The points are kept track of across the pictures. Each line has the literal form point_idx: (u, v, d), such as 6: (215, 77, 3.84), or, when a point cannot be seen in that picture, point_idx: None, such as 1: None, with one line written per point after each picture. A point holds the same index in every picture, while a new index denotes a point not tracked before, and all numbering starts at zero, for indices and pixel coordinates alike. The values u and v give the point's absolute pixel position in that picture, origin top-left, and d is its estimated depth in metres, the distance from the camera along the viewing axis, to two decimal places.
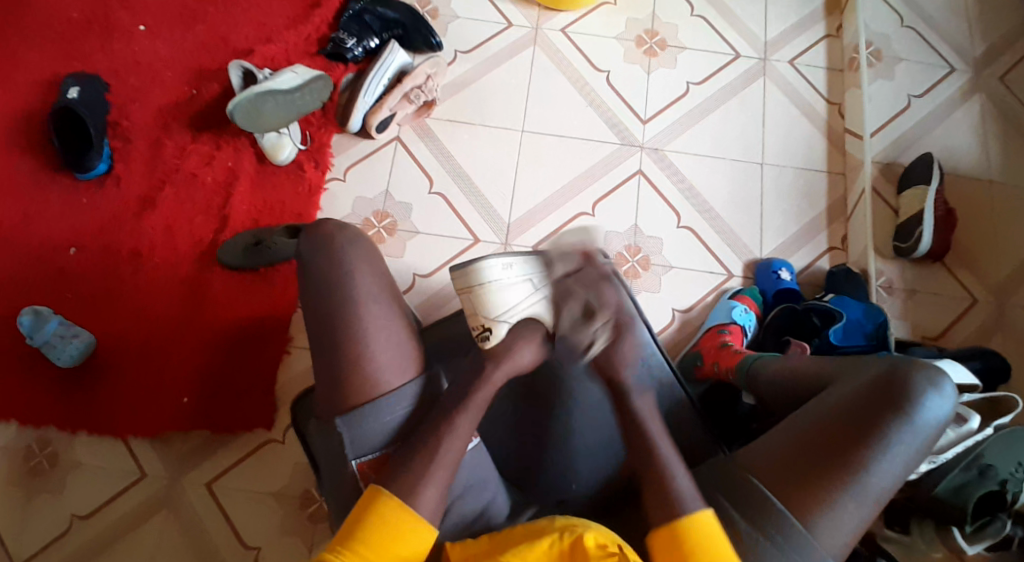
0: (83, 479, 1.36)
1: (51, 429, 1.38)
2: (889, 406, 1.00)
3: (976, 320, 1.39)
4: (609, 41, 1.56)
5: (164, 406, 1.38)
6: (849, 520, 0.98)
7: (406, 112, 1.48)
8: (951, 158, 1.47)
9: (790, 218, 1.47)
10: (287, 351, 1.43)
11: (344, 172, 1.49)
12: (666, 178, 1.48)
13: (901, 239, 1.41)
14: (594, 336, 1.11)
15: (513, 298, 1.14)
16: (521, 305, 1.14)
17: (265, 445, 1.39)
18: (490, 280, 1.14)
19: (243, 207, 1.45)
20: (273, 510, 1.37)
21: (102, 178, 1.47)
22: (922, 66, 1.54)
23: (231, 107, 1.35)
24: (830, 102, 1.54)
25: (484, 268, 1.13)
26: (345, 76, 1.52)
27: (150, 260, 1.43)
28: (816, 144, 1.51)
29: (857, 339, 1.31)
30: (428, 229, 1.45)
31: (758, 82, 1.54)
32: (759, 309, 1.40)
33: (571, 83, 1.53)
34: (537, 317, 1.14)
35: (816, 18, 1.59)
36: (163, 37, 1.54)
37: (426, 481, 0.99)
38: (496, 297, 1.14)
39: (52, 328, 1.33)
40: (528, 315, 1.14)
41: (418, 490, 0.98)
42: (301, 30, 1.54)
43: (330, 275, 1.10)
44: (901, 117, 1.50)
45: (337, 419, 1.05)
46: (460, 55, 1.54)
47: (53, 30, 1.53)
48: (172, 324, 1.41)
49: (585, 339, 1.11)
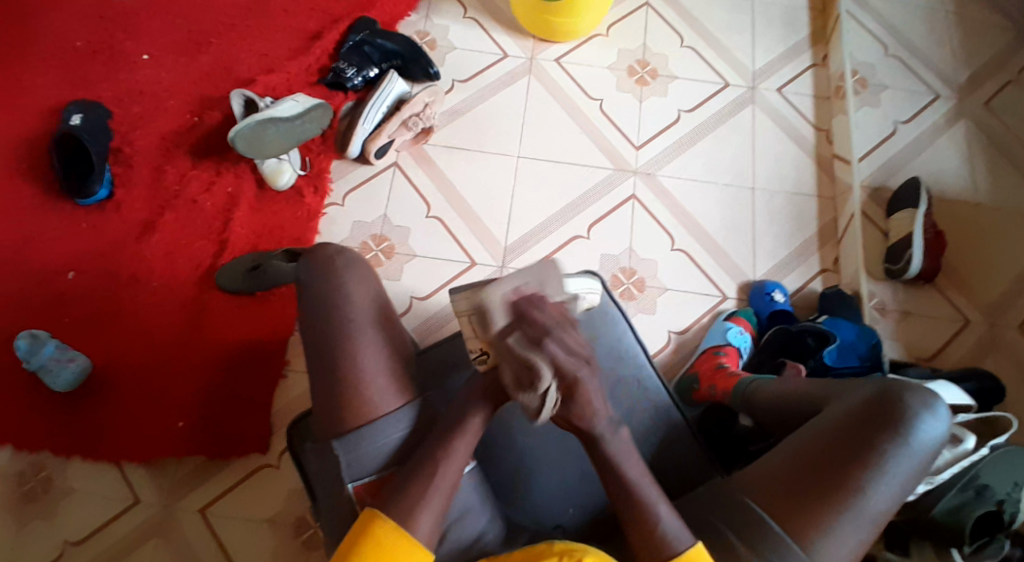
0: (75, 505, 1.34)
1: (44, 455, 1.36)
2: (884, 428, 1.00)
3: (967, 341, 1.40)
4: (602, 70, 1.60)
5: (159, 431, 1.37)
6: (846, 543, 0.98)
7: (404, 139, 1.51)
8: (937, 182, 1.50)
9: (782, 241, 1.49)
10: (284, 374, 1.43)
11: (343, 198, 1.51)
12: (660, 203, 1.51)
13: (892, 261, 1.43)
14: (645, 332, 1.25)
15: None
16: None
17: (260, 470, 1.38)
18: (497, 304, 1.05)
19: (243, 231, 1.47)
20: (268, 537, 1.35)
21: (103, 203, 1.48)
22: (906, 94, 1.58)
23: (233, 135, 1.39)
24: (819, 128, 1.58)
25: (494, 290, 1.05)
26: (344, 105, 1.55)
27: (148, 284, 1.44)
28: (806, 170, 1.54)
29: (851, 360, 1.32)
30: (425, 253, 1.47)
31: (748, 110, 1.58)
32: (754, 330, 1.42)
33: (566, 110, 1.57)
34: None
35: (802, 49, 1.64)
36: (166, 67, 1.57)
37: (425, 499, 0.99)
38: (502, 323, 1.07)
39: (49, 352, 1.33)
40: None
41: (418, 507, 0.98)
42: (301, 60, 1.57)
43: (329, 294, 1.11)
44: (887, 143, 1.54)
45: (335, 441, 1.05)
46: (458, 84, 1.58)
47: (59, 60, 1.56)
48: (170, 348, 1.41)
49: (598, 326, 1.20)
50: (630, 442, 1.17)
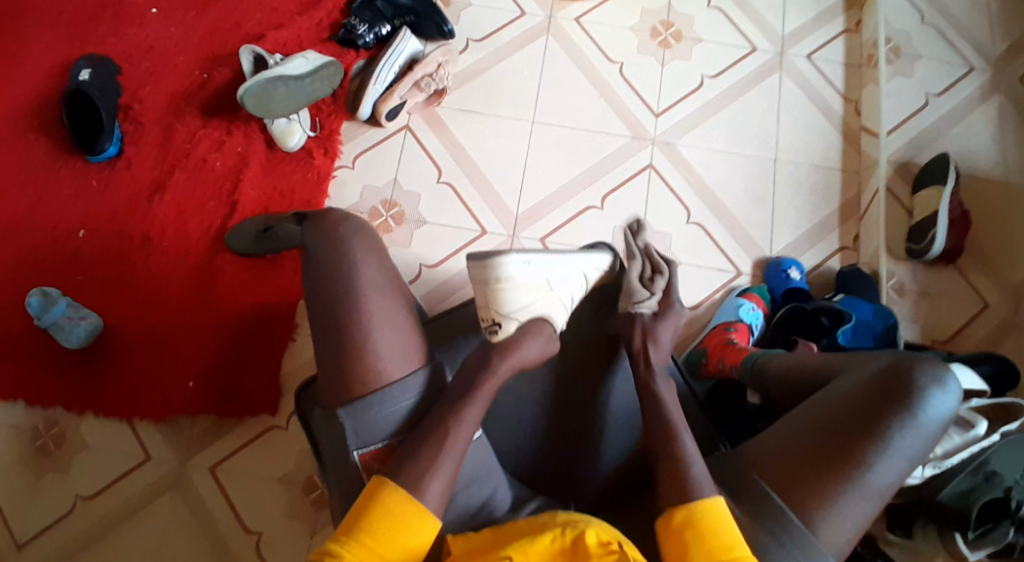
0: (88, 461, 1.38)
1: (59, 410, 1.39)
2: (891, 401, 0.99)
3: (987, 324, 1.37)
4: (624, 32, 1.54)
5: (172, 389, 1.39)
6: (850, 517, 0.97)
7: (416, 101, 1.48)
8: (968, 158, 1.44)
9: (802, 215, 1.45)
10: (293, 338, 1.44)
11: (354, 160, 1.48)
12: (677, 172, 1.47)
13: (914, 239, 1.39)
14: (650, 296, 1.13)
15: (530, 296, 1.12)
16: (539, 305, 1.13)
17: (271, 430, 1.40)
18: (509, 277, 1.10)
19: (252, 193, 1.45)
20: (278, 495, 1.38)
21: (113, 162, 1.47)
22: (942, 64, 1.50)
23: (241, 92, 1.36)
24: (848, 98, 1.51)
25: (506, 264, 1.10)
26: (355, 63, 1.50)
27: (159, 245, 1.44)
28: (832, 141, 1.49)
29: (867, 340, 1.29)
30: (435, 219, 1.45)
31: (774, 77, 1.52)
32: (768, 307, 1.39)
33: (584, 74, 1.51)
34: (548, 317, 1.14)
35: (835, 13, 1.56)
36: (174, 21, 1.53)
37: (430, 472, 0.99)
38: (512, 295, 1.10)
39: (60, 311, 1.33)
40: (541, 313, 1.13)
41: (418, 484, 0.98)
42: (312, 15, 1.53)
43: (334, 265, 1.09)
44: (919, 115, 1.47)
45: (342, 408, 1.05)
46: (472, 43, 1.53)
47: (66, 12, 1.53)
48: (179, 309, 1.42)
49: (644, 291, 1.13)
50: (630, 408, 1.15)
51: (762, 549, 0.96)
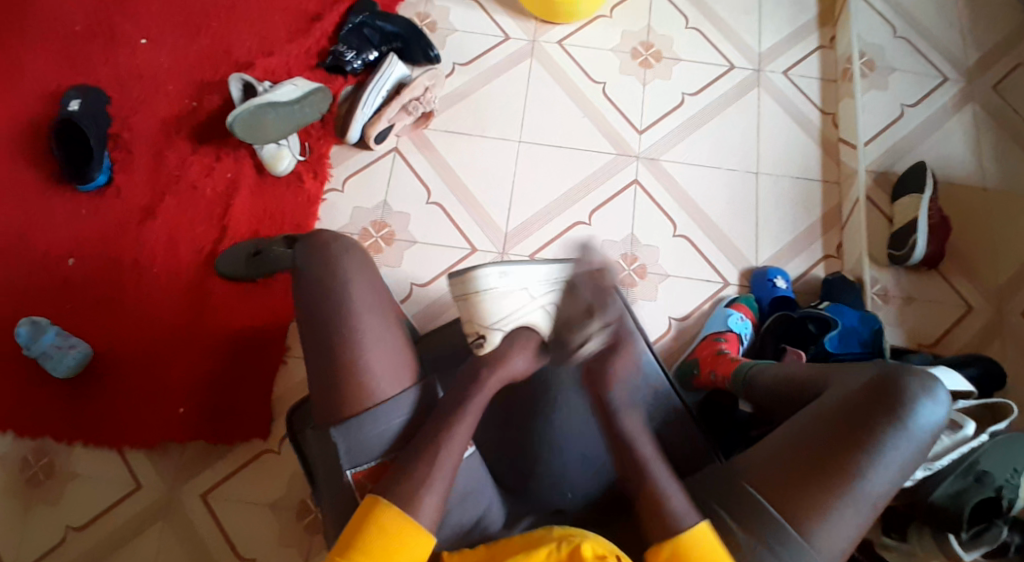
0: (78, 491, 1.36)
1: (49, 440, 1.38)
2: (882, 412, 1.00)
3: (971, 327, 1.39)
4: (606, 53, 1.58)
5: (163, 415, 1.38)
6: (845, 527, 0.98)
7: (404, 124, 1.50)
8: (944, 167, 1.48)
9: (785, 227, 1.48)
10: (285, 360, 1.44)
11: (343, 183, 1.50)
12: (662, 187, 1.49)
13: (895, 246, 1.42)
14: (589, 337, 1.08)
15: (509, 307, 1.12)
16: (517, 312, 1.12)
17: (263, 454, 1.39)
18: (486, 289, 1.13)
19: (243, 217, 1.46)
20: (271, 521, 1.36)
21: (103, 189, 1.48)
22: (914, 77, 1.55)
23: (230, 120, 1.38)
24: (825, 112, 1.55)
25: (481, 277, 1.13)
26: (344, 88, 1.53)
27: (149, 270, 1.44)
28: (811, 153, 1.52)
29: (854, 345, 1.31)
30: (425, 239, 1.46)
31: (753, 93, 1.56)
32: (756, 317, 1.41)
33: (568, 94, 1.55)
34: (533, 326, 1.12)
35: (809, 30, 1.61)
36: (164, 50, 1.56)
37: (425, 482, 0.99)
38: (491, 305, 1.13)
39: (49, 340, 1.34)
40: (526, 323, 1.12)
41: (416, 493, 0.98)
42: (300, 42, 1.56)
43: (326, 283, 1.10)
44: (894, 127, 1.52)
45: (333, 428, 1.05)
46: (458, 67, 1.56)
47: (57, 44, 1.55)
48: (169, 336, 1.42)
49: (579, 339, 1.08)
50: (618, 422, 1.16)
51: (757, 561, 0.97)
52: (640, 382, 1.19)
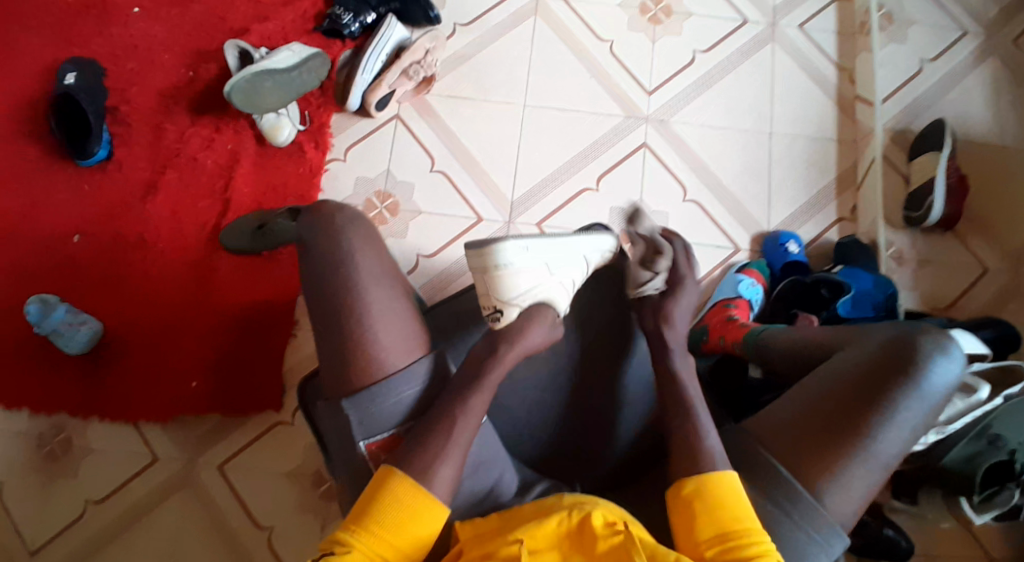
0: (98, 465, 1.39)
1: (65, 416, 1.40)
2: (897, 369, 1.00)
3: (987, 290, 1.37)
4: (613, 9, 1.52)
5: (176, 390, 1.40)
6: (856, 487, 0.98)
7: (405, 89, 1.46)
8: (964, 124, 1.43)
9: (799, 189, 1.44)
10: (295, 333, 1.44)
11: (345, 152, 1.47)
12: (671, 149, 1.46)
13: (912, 207, 1.39)
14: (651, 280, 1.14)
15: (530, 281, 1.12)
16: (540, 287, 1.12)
17: (275, 426, 1.41)
18: (506, 264, 1.10)
19: (246, 190, 1.45)
20: (288, 489, 1.39)
21: (104, 164, 1.46)
22: (935, 28, 1.49)
23: (228, 88, 1.35)
24: (841, 67, 1.49)
25: (501, 251, 1.10)
26: (342, 54, 1.49)
27: (154, 246, 1.44)
28: (826, 112, 1.47)
29: (868, 310, 1.30)
30: (431, 208, 1.44)
31: (767, 48, 1.50)
32: (767, 282, 1.39)
33: (574, 54, 1.49)
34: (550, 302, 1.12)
35: None
36: (158, 18, 1.52)
37: (433, 470, 0.99)
38: (510, 281, 1.10)
39: (60, 316, 1.34)
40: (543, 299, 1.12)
41: (425, 480, 0.98)
42: (297, 6, 1.51)
43: (331, 262, 1.09)
44: (913, 82, 1.46)
45: (345, 399, 1.04)
46: (459, 28, 1.51)
47: (48, 14, 1.52)
48: (178, 311, 1.42)
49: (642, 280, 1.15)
50: (634, 387, 1.16)
51: (770, 522, 0.97)
52: (650, 355, 1.19)
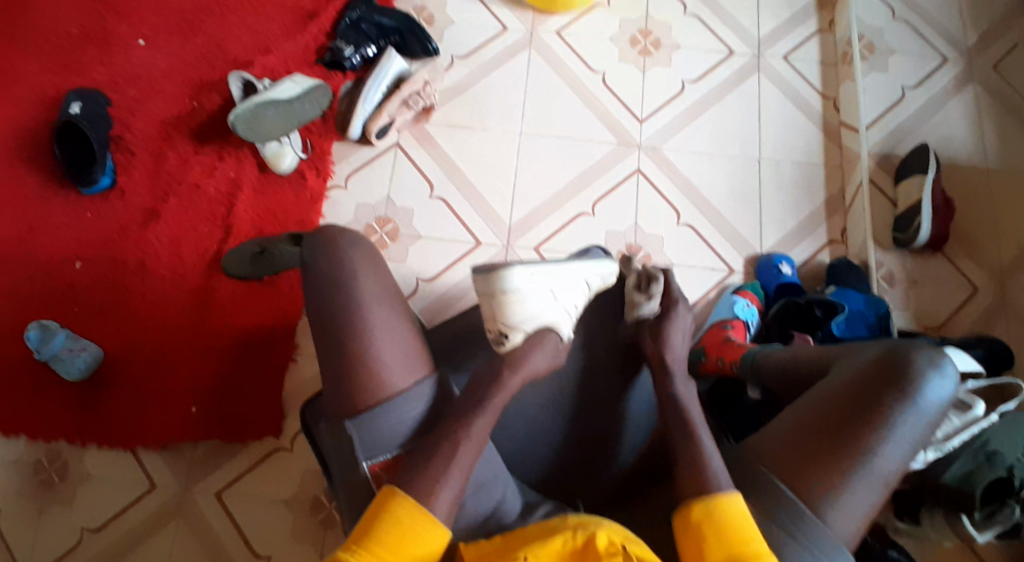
0: (93, 493, 1.37)
1: (62, 442, 1.39)
2: (890, 387, 1.00)
3: (978, 308, 1.39)
4: (604, 42, 1.58)
5: (175, 415, 1.40)
6: (857, 505, 0.98)
7: (405, 118, 1.51)
8: (947, 148, 1.48)
9: (789, 212, 1.48)
10: (294, 358, 1.45)
11: (346, 180, 1.50)
12: (664, 175, 1.49)
13: (899, 230, 1.42)
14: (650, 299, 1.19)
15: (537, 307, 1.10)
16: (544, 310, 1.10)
17: (275, 452, 1.40)
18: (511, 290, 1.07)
19: (246, 216, 1.47)
20: (285, 516, 1.37)
21: (106, 192, 1.48)
22: (915, 58, 1.55)
23: (234, 117, 1.37)
24: (825, 96, 1.55)
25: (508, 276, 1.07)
26: (343, 85, 1.53)
27: (155, 272, 1.45)
28: (812, 138, 1.52)
29: (861, 329, 1.32)
30: (430, 233, 1.46)
31: (753, 78, 1.55)
32: (762, 303, 1.41)
33: (568, 85, 1.54)
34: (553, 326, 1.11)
35: (808, 14, 1.60)
36: (163, 50, 1.56)
37: (437, 480, 0.98)
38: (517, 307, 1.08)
39: (60, 343, 1.35)
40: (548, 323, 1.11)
41: (428, 490, 0.98)
42: (299, 40, 1.56)
43: (336, 283, 1.07)
44: (895, 109, 1.51)
45: (348, 419, 1.04)
46: (457, 60, 1.56)
47: (55, 47, 1.56)
48: (178, 337, 1.42)
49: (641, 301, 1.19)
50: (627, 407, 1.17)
51: (776, 544, 0.96)
52: None
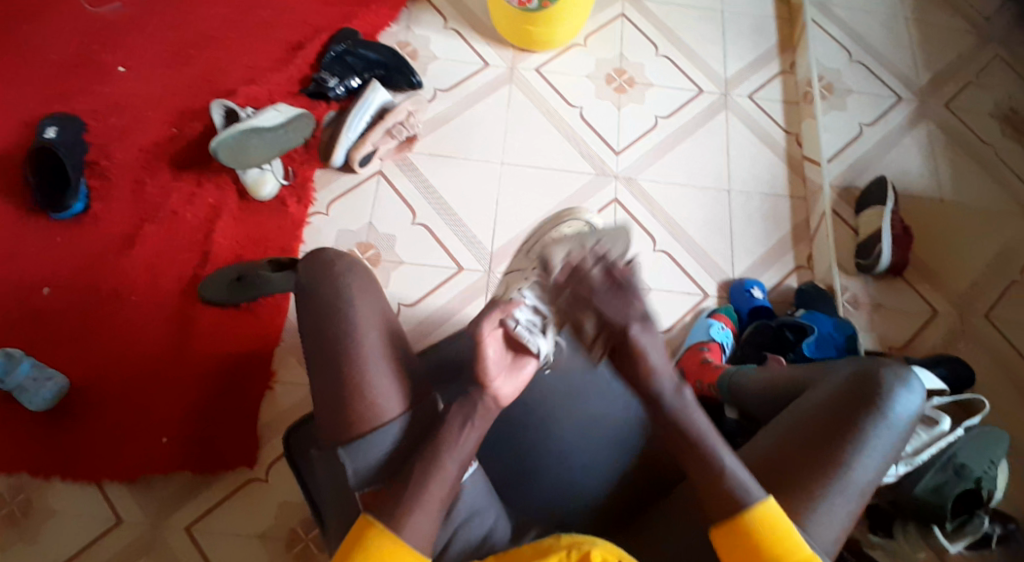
0: (58, 528, 1.31)
1: (24, 476, 1.33)
2: (861, 406, 1.04)
3: (937, 330, 1.47)
4: (582, 79, 1.64)
5: (147, 446, 1.35)
6: (836, 516, 1.00)
7: (388, 147, 1.53)
8: (903, 181, 1.58)
9: (758, 241, 1.55)
10: (272, 386, 1.42)
11: (327, 207, 1.51)
12: (640, 205, 1.55)
13: (862, 256, 1.50)
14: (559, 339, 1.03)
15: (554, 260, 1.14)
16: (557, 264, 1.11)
17: (250, 484, 1.36)
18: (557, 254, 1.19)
19: (226, 242, 1.46)
20: (259, 551, 1.33)
21: (80, 217, 1.46)
22: (871, 97, 1.66)
23: (215, 145, 1.38)
24: (789, 132, 1.64)
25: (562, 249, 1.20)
26: (326, 114, 1.55)
27: (130, 298, 1.42)
28: (777, 172, 1.60)
29: (830, 351, 1.36)
30: (412, 260, 1.47)
31: (721, 115, 1.64)
32: (735, 326, 1.46)
33: (548, 118, 1.60)
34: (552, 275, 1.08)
35: (771, 56, 1.71)
36: (143, 78, 1.56)
37: (426, 499, 0.95)
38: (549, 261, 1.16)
39: (24, 371, 1.30)
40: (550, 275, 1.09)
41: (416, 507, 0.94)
42: (284, 70, 1.58)
43: (332, 299, 1.06)
44: (855, 144, 1.61)
45: (341, 448, 1.00)
46: (440, 93, 1.60)
47: (33, 72, 1.54)
48: (150, 366, 1.39)
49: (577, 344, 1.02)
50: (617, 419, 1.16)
51: None
52: None
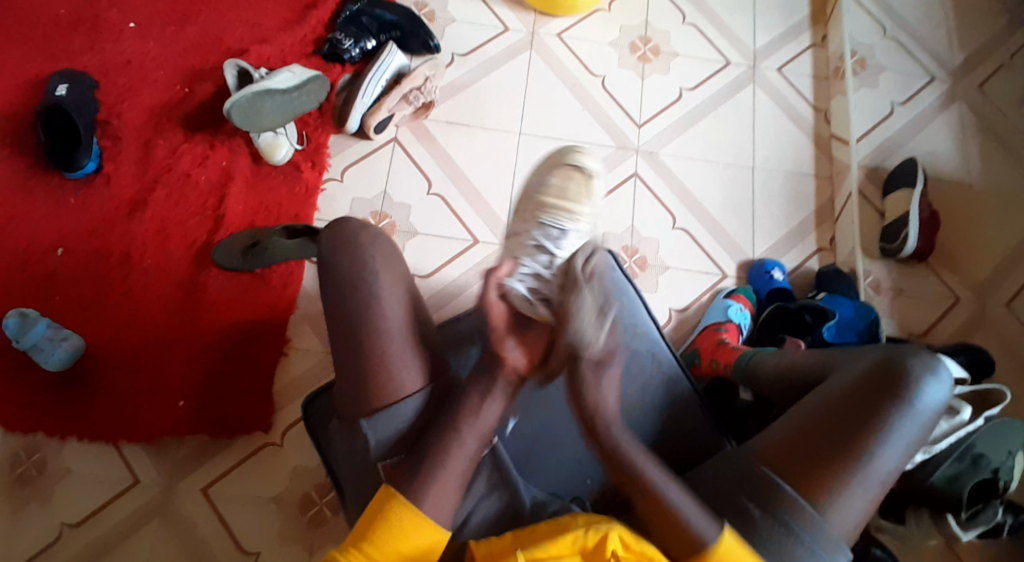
0: (73, 488, 1.32)
1: (39, 436, 1.33)
2: (886, 394, 0.98)
3: (958, 318, 1.44)
4: (605, 47, 1.59)
5: (161, 410, 1.34)
6: (854, 503, 0.97)
7: (404, 113, 1.49)
8: (931, 163, 1.53)
9: (779, 221, 1.51)
10: (285, 354, 1.41)
11: (342, 173, 1.48)
12: (661, 181, 1.51)
13: (887, 240, 1.46)
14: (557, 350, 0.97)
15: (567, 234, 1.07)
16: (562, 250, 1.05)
17: (263, 448, 1.36)
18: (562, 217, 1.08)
19: (238, 207, 1.44)
20: (273, 515, 1.33)
21: (91, 178, 1.44)
22: (903, 76, 1.60)
23: (228, 106, 1.34)
24: (817, 109, 1.59)
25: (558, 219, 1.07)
26: (341, 77, 1.51)
27: (142, 261, 1.40)
28: (803, 149, 1.56)
29: (850, 336, 1.33)
30: (426, 230, 1.45)
31: (747, 89, 1.59)
32: (753, 307, 1.43)
33: (569, 87, 1.55)
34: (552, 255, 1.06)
35: (802, 28, 1.65)
36: (153, 36, 1.52)
37: (434, 485, 0.94)
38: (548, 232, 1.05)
39: (39, 332, 1.28)
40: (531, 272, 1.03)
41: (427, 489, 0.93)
42: (297, 31, 1.53)
43: (349, 271, 1.02)
44: (883, 124, 1.56)
45: (364, 419, 1.00)
46: (458, 58, 1.56)
47: (42, 28, 1.51)
48: (163, 330, 1.38)
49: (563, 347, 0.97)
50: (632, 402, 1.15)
51: (773, 539, 0.96)
52: (653, 373, 1.17)
